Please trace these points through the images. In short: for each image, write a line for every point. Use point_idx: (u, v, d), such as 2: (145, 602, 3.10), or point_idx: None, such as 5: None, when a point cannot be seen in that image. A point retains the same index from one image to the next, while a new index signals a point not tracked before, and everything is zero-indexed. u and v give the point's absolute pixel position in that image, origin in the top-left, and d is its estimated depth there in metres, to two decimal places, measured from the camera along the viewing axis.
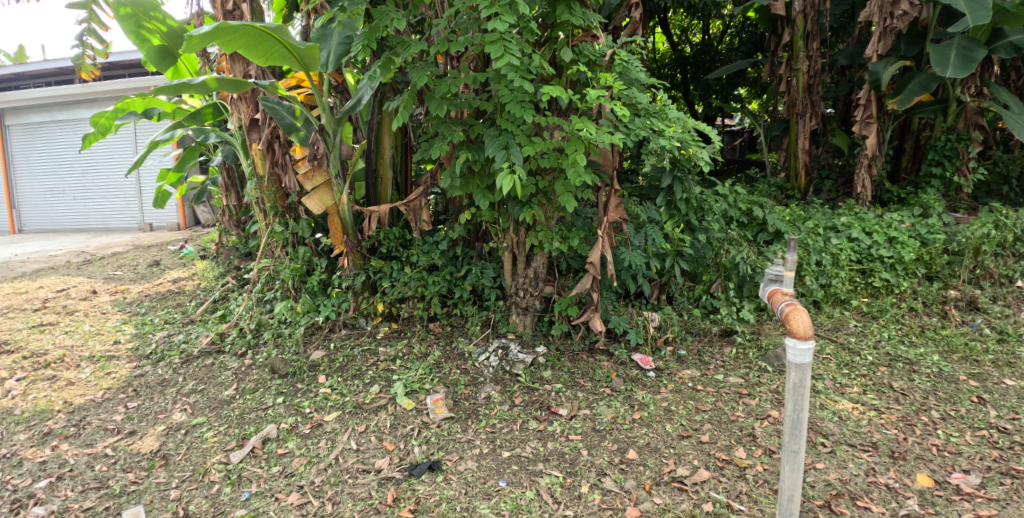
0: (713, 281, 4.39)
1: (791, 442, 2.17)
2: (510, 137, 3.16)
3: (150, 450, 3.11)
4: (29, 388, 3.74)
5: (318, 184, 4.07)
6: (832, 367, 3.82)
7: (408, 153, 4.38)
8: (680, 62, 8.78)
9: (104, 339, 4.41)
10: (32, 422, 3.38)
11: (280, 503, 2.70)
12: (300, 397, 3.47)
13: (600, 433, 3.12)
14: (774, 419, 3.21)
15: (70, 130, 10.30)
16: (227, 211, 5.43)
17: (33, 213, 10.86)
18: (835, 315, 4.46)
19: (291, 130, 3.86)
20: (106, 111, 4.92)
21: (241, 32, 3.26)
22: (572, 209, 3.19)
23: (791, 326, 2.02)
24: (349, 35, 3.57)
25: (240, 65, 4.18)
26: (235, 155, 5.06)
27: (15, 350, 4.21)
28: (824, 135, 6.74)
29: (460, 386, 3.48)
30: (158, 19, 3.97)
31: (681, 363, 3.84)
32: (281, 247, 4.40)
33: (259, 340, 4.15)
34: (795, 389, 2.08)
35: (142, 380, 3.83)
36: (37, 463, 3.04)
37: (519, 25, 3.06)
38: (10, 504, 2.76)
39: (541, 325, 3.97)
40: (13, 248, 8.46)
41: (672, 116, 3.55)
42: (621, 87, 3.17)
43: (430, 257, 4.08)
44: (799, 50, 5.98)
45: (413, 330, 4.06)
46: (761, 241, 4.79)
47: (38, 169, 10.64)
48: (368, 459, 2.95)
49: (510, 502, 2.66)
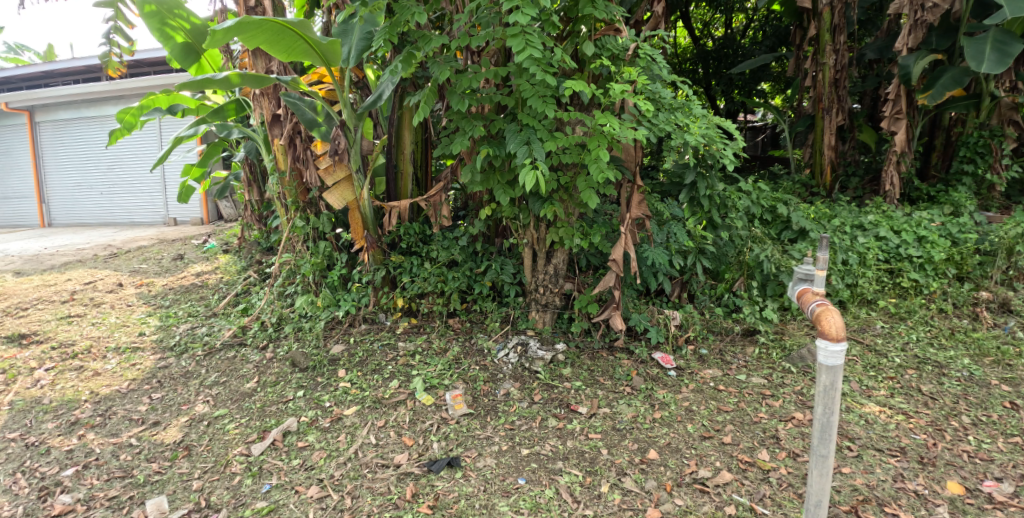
0: (736, 279, 4.32)
1: (820, 447, 2.13)
2: (532, 132, 3.12)
3: (173, 441, 3.16)
4: (57, 378, 3.83)
5: (339, 179, 4.03)
6: (857, 369, 3.73)
7: (429, 149, 4.36)
8: (702, 56, 8.60)
9: (130, 331, 4.47)
10: (59, 412, 3.47)
11: (300, 496, 2.72)
12: (320, 391, 3.48)
13: (620, 433, 3.08)
14: (798, 422, 3.15)
15: (97, 127, 10.49)
16: (250, 207, 5.47)
17: (61, 208, 11.15)
18: (861, 315, 4.36)
19: (313, 126, 3.85)
20: (131, 107, 4.98)
21: (264, 28, 3.28)
22: (594, 206, 3.17)
23: (822, 327, 1.99)
24: (370, 31, 3.63)
25: (263, 61, 4.22)
26: (257, 151, 5.10)
27: (44, 340, 4.31)
28: (852, 131, 6.59)
29: (479, 382, 3.46)
30: (182, 17, 4.03)
31: (702, 362, 3.78)
32: (302, 242, 4.44)
33: (280, 334, 4.17)
34: (826, 392, 2.04)
35: (166, 371, 3.89)
36: (64, 451, 3.11)
37: (541, 19, 3.04)
38: (38, 491, 2.83)
39: (561, 322, 3.94)
40: (28, 247, 7.93)
41: (696, 111, 3.49)
42: (645, 81, 3.12)
43: (450, 253, 4.03)
44: (826, 43, 5.85)
45: (432, 326, 4.05)
46: (786, 239, 4.66)
47: (66, 165, 10.90)
48: (387, 454, 2.96)
49: (530, 500, 2.64)
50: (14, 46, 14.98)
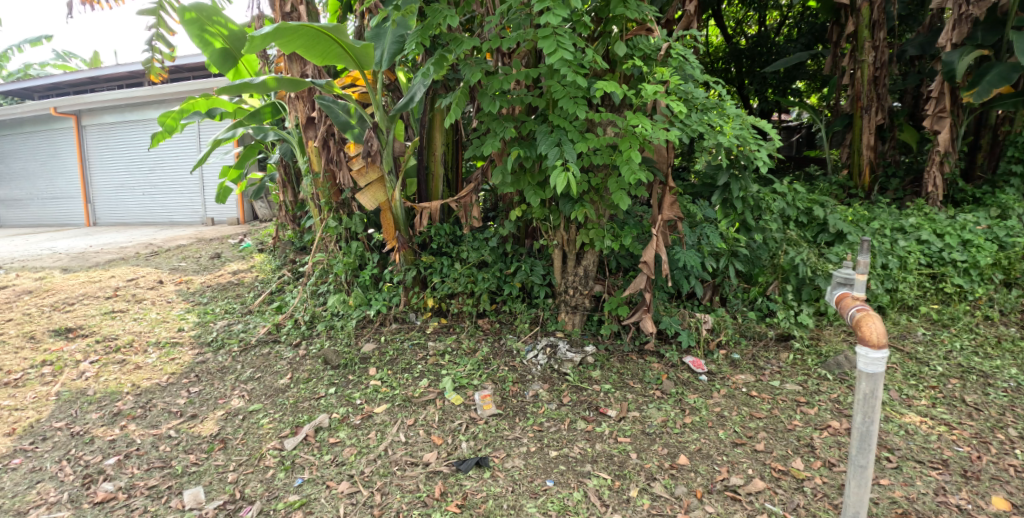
0: (770, 283, 4.23)
1: (859, 457, 2.11)
2: (563, 134, 3.12)
3: (209, 434, 3.24)
4: (101, 371, 3.98)
5: (371, 180, 4.10)
6: (897, 378, 3.61)
7: (459, 151, 4.39)
8: (735, 55, 8.44)
9: (170, 327, 4.62)
10: (103, 403, 3.60)
11: (331, 491, 2.77)
12: (351, 389, 3.53)
13: (650, 437, 3.05)
14: (834, 431, 3.07)
15: (140, 129, 10.87)
16: (284, 207, 5.59)
17: (106, 208, 11.58)
18: (901, 322, 4.23)
19: (346, 128, 4.00)
20: (172, 112, 5.09)
21: (300, 33, 3.35)
22: (625, 207, 3.14)
23: (864, 333, 1.97)
24: (402, 34, 3.73)
25: (298, 65, 4.34)
26: (292, 152, 5.21)
27: (90, 334, 4.49)
28: (892, 130, 6.40)
29: (507, 383, 3.46)
30: (220, 23, 4.13)
31: (734, 367, 3.71)
32: (335, 242, 4.55)
33: (313, 332, 4.25)
34: (866, 400, 2.02)
35: (203, 366, 4.00)
36: (107, 441, 3.22)
37: (572, 20, 3.06)
38: (83, 478, 2.94)
39: (591, 324, 3.92)
40: (76, 244, 8.35)
41: (730, 111, 3.42)
42: (678, 81, 3.08)
43: (480, 253, 4.04)
44: (865, 40, 5.67)
45: (462, 326, 4.08)
46: (823, 242, 4.54)
47: (110, 166, 11.31)
48: (416, 452, 2.98)
49: (558, 502, 2.63)
50: (63, 53, 15.65)
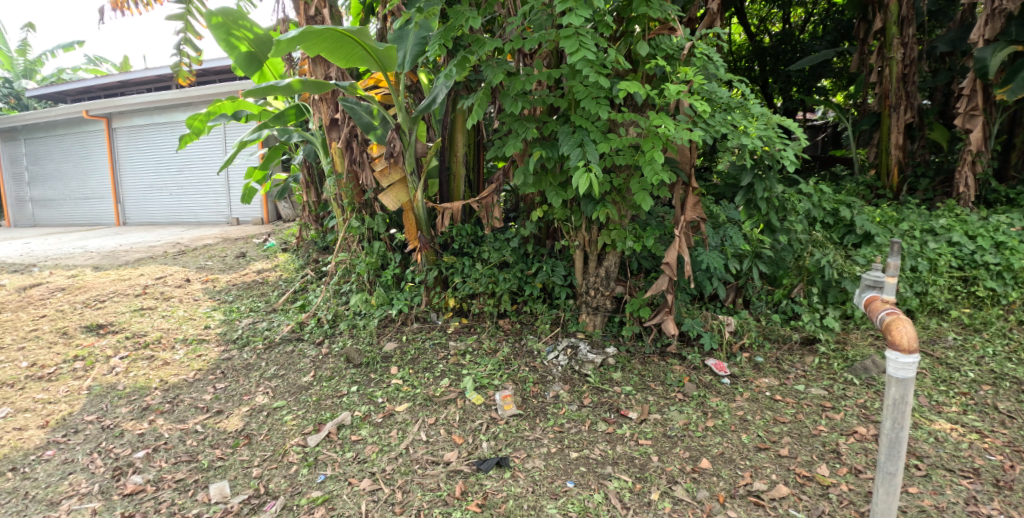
0: (795, 285, 4.16)
1: (888, 463, 2.09)
2: (585, 135, 3.12)
3: (235, 429, 3.30)
4: (130, 366, 4.08)
5: (394, 181, 4.15)
6: (926, 384, 3.53)
7: (481, 151, 4.39)
8: (759, 53, 8.29)
9: (196, 324, 4.72)
10: (132, 397, 3.69)
11: (353, 488, 2.80)
12: (373, 387, 3.56)
13: (671, 440, 3.02)
14: (861, 437, 3.01)
15: (168, 131, 11.11)
16: (307, 207, 5.67)
17: (135, 208, 11.86)
18: (931, 326, 4.12)
19: (369, 129, 4.04)
20: (199, 114, 5.16)
21: (325, 37, 3.40)
22: (648, 208, 3.13)
23: (894, 337, 1.96)
24: (425, 36, 3.74)
25: (322, 68, 4.42)
26: (315, 153, 5.27)
27: (120, 331, 4.60)
28: (921, 128, 6.26)
29: (528, 383, 3.46)
30: (246, 27, 4.20)
31: (757, 370, 3.66)
32: (357, 241, 4.57)
33: (336, 330, 4.30)
34: (895, 406, 2.01)
35: (229, 363, 4.07)
36: (137, 435, 3.30)
37: (594, 20, 3.02)
38: (113, 470, 3.02)
39: (612, 325, 3.89)
40: (105, 243, 8.53)
41: (755, 110, 3.39)
42: (702, 81, 3.05)
43: (501, 254, 4.04)
44: (893, 37, 5.60)
45: (483, 326, 4.09)
46: (849, 244, 4.44)
47: (139, 167, 11.59)
48: (437, 451, 3.00)
49: (578, 503, 2.62)
50: (95, 58, 16.09)
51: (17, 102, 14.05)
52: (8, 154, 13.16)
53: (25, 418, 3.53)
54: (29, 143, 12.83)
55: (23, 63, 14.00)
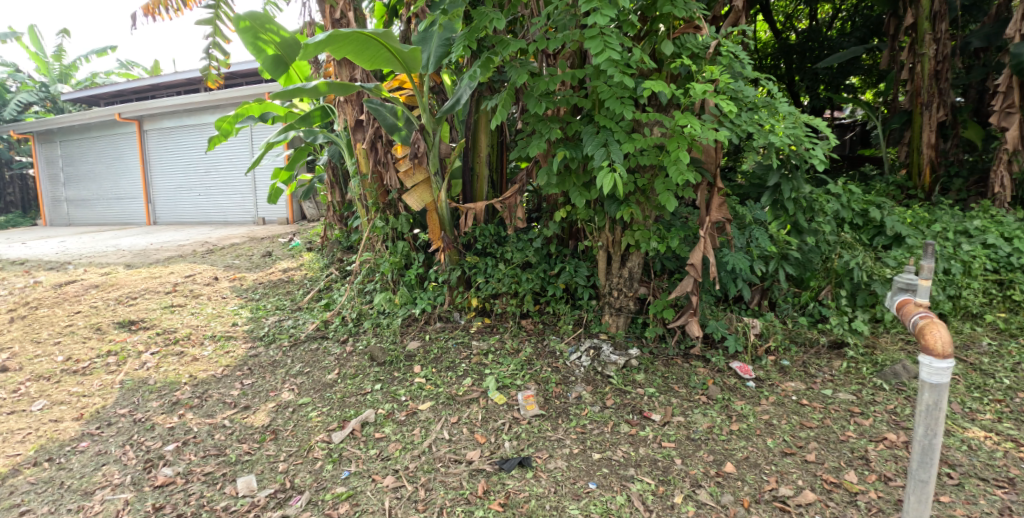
0: (822, 287, 4.09)
1: (919, 471, 2.05)
2: (609, 134, 3.11)
3: (261, 425, 3.36)
4: (161, 361, 4.18)
5: (418, 182, 4.24)
6: (959, 390, 3.44)
7: (504, 152, 4.41)
8: (786, 50, 8.13)
9: (224, 321, 4.81)
10: (163, 392, 3.78)
11: (376, 485, 2.83)
12: (396, 385, 3.60)
13: (695, 443, 2.99)
14: (890, 443, 2.94)
15: (197, 133, 11.35)
16: (332, 207, 5.75)
17: (165, 208, 12.16)
18: (964, 331, 4.01)
19: (394, 130, 4.05)
20: (228, 116, 5.33)
21: (351, 39, 3.44)
22: (673, 208, 3.10)
23: (927, 342, 1.92)
24: (449, 37, 3.74)
25: (347, 69, 4.43)
26: (340, 154, 5.34)
27: (151, 327, 4.72)
28: (954, 127, 6.10)
29: (551, 384, 3.46)
30: (272, 31, 4.28)
31: (783, 374, 3.61)
32: (381, 241, 4.62)
33: (360, 329, 4.35)
34: (929, 412, 1.97)
35: (256, 359, 4.15)
36: (167, 428, 3.38)
37: (619, 19, 3.02)
38: (144, 462, 3.10)
39: (635, 326, 3.87)
40: (136, 243, 8.67)
41: (782, 109, 3.34)
42: (728, 79, 3.02)
43: (524, 254, 4.05)
44: (925, 32, 5.46)
45: (506, 326, 4.10)
46: (879, 246, 4.33)
47: (169, 168, 11.87)
48: (460, 450, 3.02)
49: (600, 505, 2.61)
50: (127, 63, 16.51)
51: (53, 106, 14.48)
52: (44, 155, 13.57)
53: (61, 410, 3.65)
54: (65, 144, 13.22)
55: (58, 67, 14.42)
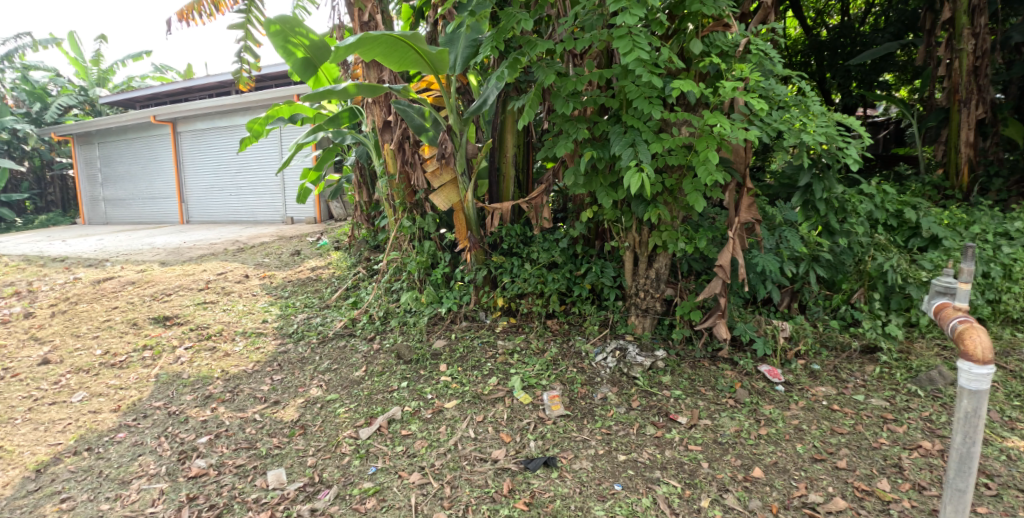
0: (855, 290, 4.00)
1: (957, 480, 1.99)
2: (637, 135, 3.10)
3: (291, 420, 3.43)
4: (194, 356, 4.29)
5: (445, 182, 4.19)
6: (999, 398, 3.33)
7: (530, 152, 4.42)
8: (816, 47, 7.93)
9: (255, 318, 4.92)
10: (196, 386, 3.88)
11: (402, 481, 2.86)
12: (423, 383, 3.63)
13: (722, 447, 2.96)
14: (925, 451, 2.87)
15: (228, 134, 11.62)
16: (359, 207, 5.83)
17: (198, 207, 12.46)
18: (1004, 336, 3.90)
19: (421, 131, 4.09)
20: (258, 118, 5.41)
21: (380, 41, 3.48)
22: (701, 209, 3.07)
23: (967, 347, 1.87)
24: (476, 38, 3.78)
25: (375, 72, 4.51)
26: (368, 155, 5.41)
27: (185, 322, 4.85)
28: (994, 125, 5.91)
29: (576, 384, 3.46)
30: (302, 34, 4.34)
31: (814, 378, 3.54)
32: (408, 240, 4.69)
33: (387, 327, 4.41)
34: (968, 420, 1.92)
35: (285, 355, 4.23)
36: (200, 421, 3.48)
37: (647, 18, 3.00)
38: (179, 454, 3.19)
39: (661, 328, 3.84)
40: (170, 241, 8.88)
41: (814, 108, 3.29)
42: (758, 77, 2.98)
43: (550, 254, 4.05)
44: (962, 27, 5.28)
45: (531, 326, 4.10)
46: (914, 247, 4.25)
47: (202, 169, 12.16)
48: (485, 448, 3.03)
49: (626, 506, 2.61)
50: (161, 67, 16.96)
51: (92, 109, 14.95)
52: (83, 156, 14.03)
53: (99, 402, 3.78)
54: (102, 146, 13.64)
55: (96, 72, 14.87)
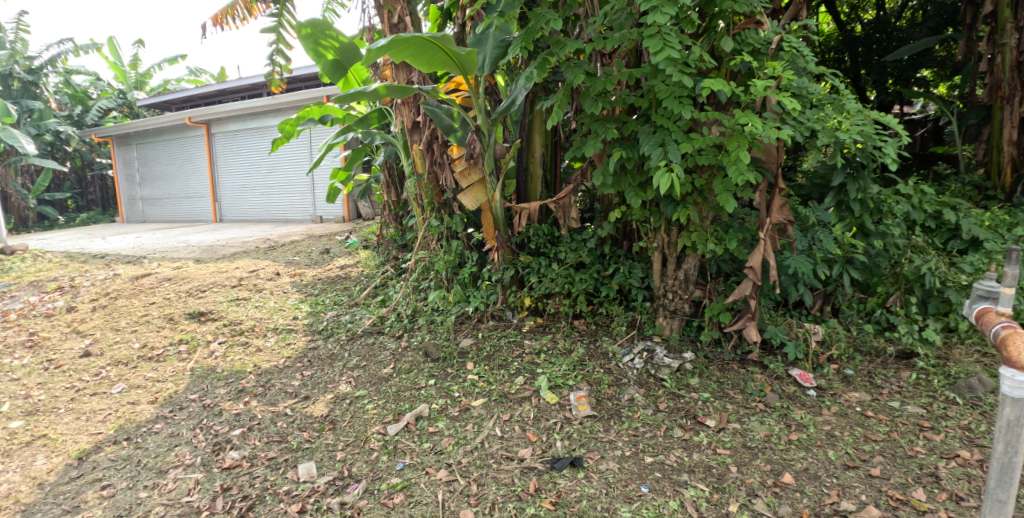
0: (890, 293, 3.90)
1: (998, 490, 1.93)
2: (666, 134, 3.07)
3: (320, 414, 3.49)
4: (228, 351, 4.40)
5: (473, 182, 4.19)
6: None
7: (558, 152, 4.40)
8: (850, 43, 7.71)
9: (286, 315, 5.02)
10: (229, 380, 3.99)
11: (429, 477, 2.89)
12: (450, 381, 3.67)
13: (752, 451, 2.92)
14: (964, 461, 2.78)
15: (260, 135, 11.89)
16: (387, 206, 5.89)
17: (231, 206, 12.77)
18: None
19: (450, 132, 4.16)
20: (291, 119, 5.55)
21: (409, 43, 3.52)
22: (732, 210, 3.03)
23: (1010, 354, 1.81)
24: (504, 39, 3.80)
25: (404, 73, 4.55)
26: (396, 155, 5.49)
27: (219, 318, 4.98)
28: None
29: (603, 385, 3.44)
30: (333, 36, 4.41)
31: (847, 384, 3.47)
32: (436, 240, 4.71)
33: (414, 325, 4.46)
34: (1009, 428, 1.87)
35: (315, 352, 4.32)
36: (234, 414, 3.57)
37: (678, 17, 2.97)
38: (213, 445, 3.28)
39: (689, 329, 3.80)
40: (205, 239, 9.13)
41: (849, 106, 3.22)
42: (791, 75, 2.93)
43: (578, 254, 4.04)
44: (1005, 21, 5.14)
45: (558, 326, 4.10)
46: (954, 250, 4.12)
47: (234, 168, 12.46)
48: (511, 447, 3.05)
49: (652, 509, 2.59)
50: (195, 69, 17.42)
51: (130, 111, 15.41)
52: (122, 157, 14.52)
53: (138, 394, 3.91)
54: (140, 146, 14.08)
55: (134, 75, 15.35)
